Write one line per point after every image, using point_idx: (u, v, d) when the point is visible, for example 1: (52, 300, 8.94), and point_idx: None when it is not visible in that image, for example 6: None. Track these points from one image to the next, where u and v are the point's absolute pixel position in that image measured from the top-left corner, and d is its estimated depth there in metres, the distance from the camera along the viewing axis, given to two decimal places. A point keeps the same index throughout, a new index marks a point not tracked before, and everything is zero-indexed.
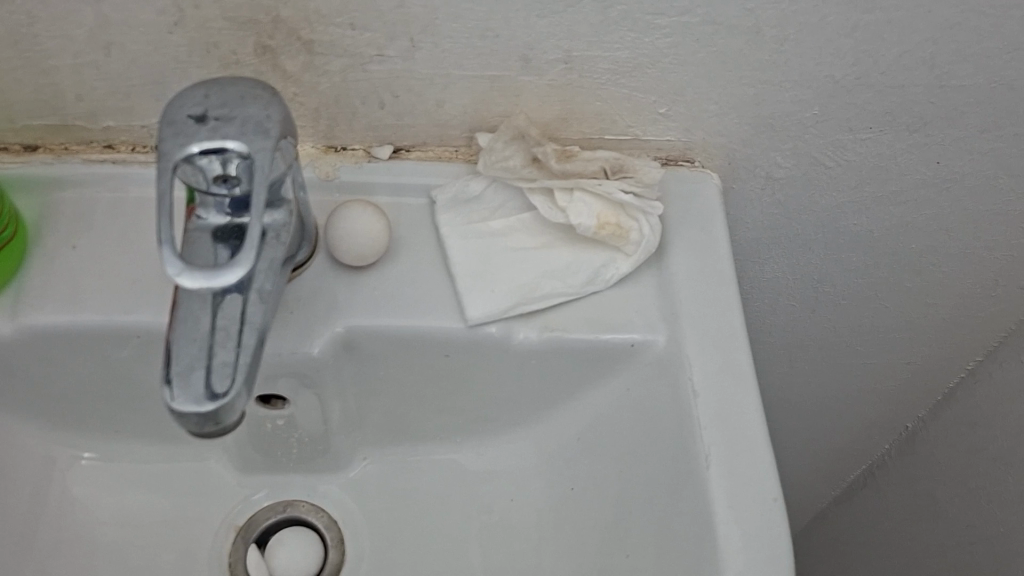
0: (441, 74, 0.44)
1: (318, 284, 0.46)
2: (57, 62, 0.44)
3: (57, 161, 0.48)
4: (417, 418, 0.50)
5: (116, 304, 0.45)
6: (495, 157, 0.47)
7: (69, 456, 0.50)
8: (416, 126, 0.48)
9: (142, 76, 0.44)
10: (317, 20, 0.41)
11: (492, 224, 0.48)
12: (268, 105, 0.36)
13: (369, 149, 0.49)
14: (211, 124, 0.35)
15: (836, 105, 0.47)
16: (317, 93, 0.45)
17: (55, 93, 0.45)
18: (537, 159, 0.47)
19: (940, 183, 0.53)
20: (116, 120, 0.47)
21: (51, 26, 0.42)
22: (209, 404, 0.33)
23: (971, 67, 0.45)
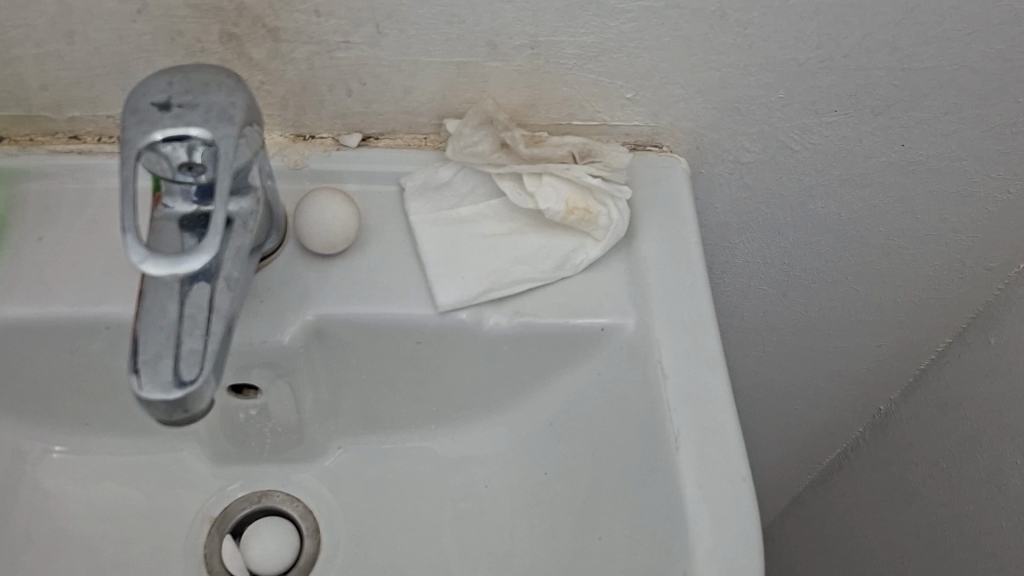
0: (408, 61, 0.44)
1: (288, 273, 0.46)
2: (19, 51, 0.43)
3: (22, 152, 0.48)
4: (390, 405, 0.50)
5: (84, 295, 0.45)
6: (464, 142, 0.48)
7: (40, 450, 0.50)
8: (384, 114, 0.48)
9: (107, 65, 0.44)
10: (281, 7, 0.41)
11: (461, 211, 0.48)
12: (232, 93, 0.36)
13: (338, 137, 0.49)
14: (175, 111, 0.35)
15: (801, 88, 0.47)
16: (284, 81, 0.45)
17: (19, 84, 0.45)
18: (505, 144, 0.47)
19: (906, 165, 0.53)
20: (81, 110, 0.47)
21: (12, 15, 0.41)
22: (177, 391, 0.33)
23: (933, 50, 0.45)
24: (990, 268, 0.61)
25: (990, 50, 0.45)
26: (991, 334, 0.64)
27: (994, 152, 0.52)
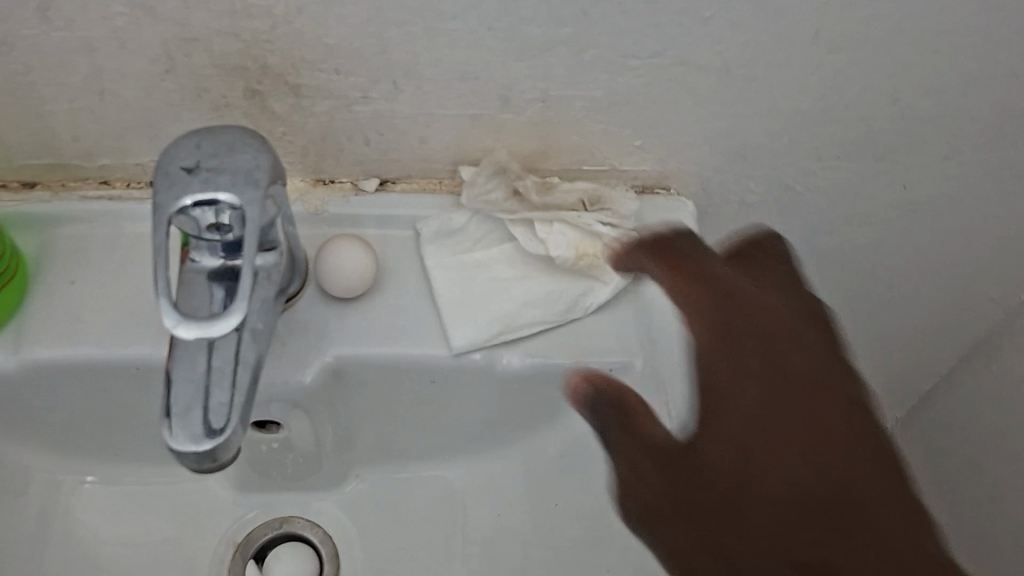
0: (425, 114, 0.46)
1: (309, 315, 0.48)
2: (53, 107, 0.45)
3: (55, 198, 0.50)
4: (406, 438, 0.52)
5: (115, 337, 0.47)
6: (478, 191, 0.50)
7: (73, 480, 0.52)
8: (401, 161, 0.50)
9: (136, 118, 0.46)
10: (303, 67, 0.43)
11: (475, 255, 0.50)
12: (258, 155, 0.38)
13: (357, 182, 0.51)
14: (203, 175, 0.37)
15: (805, 136, 0.49)
16: (305, 132, 0.47)
17: (52, 135, 0.47)
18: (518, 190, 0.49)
19: (909, 205, 0.55)
20: (111, 158, 0.49)
21: (48, 74, 0.43)
22: (207, 443, 0.35)
23: (933, 100, 0.47)
24: (993, 297, 0.62)
25: (987, 101, 0.47)
26: (994, 360, 0.66)
27: (994, 192, 0.53)
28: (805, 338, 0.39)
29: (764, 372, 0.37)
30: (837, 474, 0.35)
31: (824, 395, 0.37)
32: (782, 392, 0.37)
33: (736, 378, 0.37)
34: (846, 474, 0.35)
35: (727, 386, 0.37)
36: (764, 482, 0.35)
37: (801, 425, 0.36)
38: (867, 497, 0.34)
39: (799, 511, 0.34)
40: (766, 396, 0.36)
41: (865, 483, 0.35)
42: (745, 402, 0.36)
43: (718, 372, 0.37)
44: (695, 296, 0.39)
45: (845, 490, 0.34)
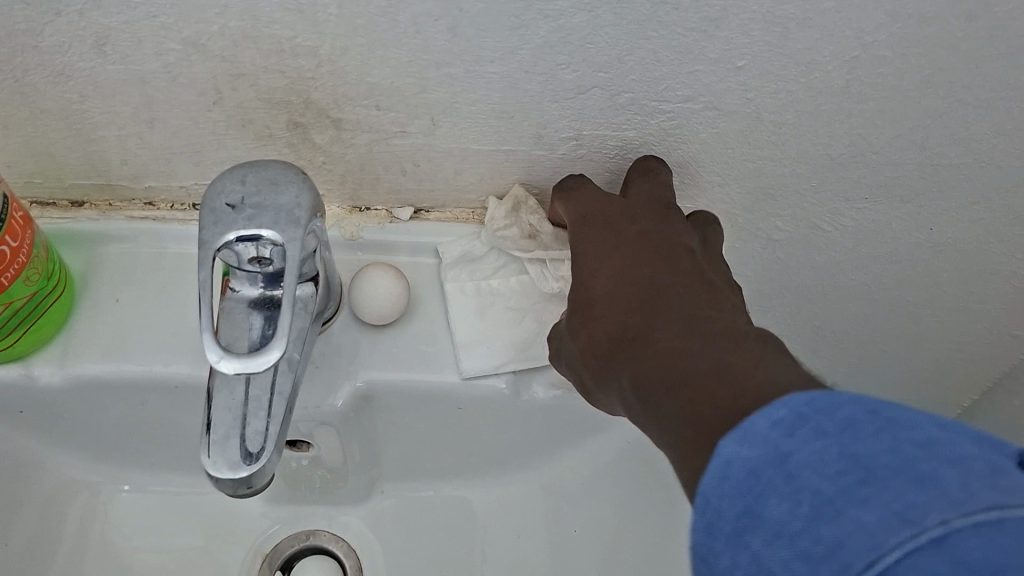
0: (460, 148, 0.47)
1: (343, 339, 0.50)
2: (104, 133, 0.47)
3: (102, 218, 0.52)
4: (432, 458, 0.54)
5: (156, 355, 0.49)
6: (497, 226, 0.51)
7: (109, 488, 0.54)
8: (435, 191, 0.51)
9: (182, 145, 0.48)
10: (344, 102, 0.44)
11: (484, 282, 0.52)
12: (300, 193, 0.40)
13: (391, 210, 0.53)
14: (248, 213, 0.38)
15: (832, 179, 0.49)
16: (343, 162, 0.49)
17: (101, 159, 0.49)
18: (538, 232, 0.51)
19: (934, 246, 0.55)
20: (157, 181, 0.51)
21: (100, 104, 0.45)
22: (244, 470, 0.37)
23: (961, 150, 0.47)
24: (1016, 335, 0.62)
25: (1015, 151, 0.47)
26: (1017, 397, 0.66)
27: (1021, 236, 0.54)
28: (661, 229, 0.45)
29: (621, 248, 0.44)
30: (681, 318, 0.38)
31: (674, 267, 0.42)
32: (629, 271, 0.42)
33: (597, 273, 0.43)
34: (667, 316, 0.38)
35: (585, 263, 0.45)
36: (603, 330, 0.41)
37: (654, 283, 0.40)
38: (657, 327, 0.38)
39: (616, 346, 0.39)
40: (604, 269, 0.43)
41: (664, 323, 0.38)
42: (603, 279, 0.43)
43: (581, 266, 0.45)
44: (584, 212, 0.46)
45: (680, 326, 0.37)
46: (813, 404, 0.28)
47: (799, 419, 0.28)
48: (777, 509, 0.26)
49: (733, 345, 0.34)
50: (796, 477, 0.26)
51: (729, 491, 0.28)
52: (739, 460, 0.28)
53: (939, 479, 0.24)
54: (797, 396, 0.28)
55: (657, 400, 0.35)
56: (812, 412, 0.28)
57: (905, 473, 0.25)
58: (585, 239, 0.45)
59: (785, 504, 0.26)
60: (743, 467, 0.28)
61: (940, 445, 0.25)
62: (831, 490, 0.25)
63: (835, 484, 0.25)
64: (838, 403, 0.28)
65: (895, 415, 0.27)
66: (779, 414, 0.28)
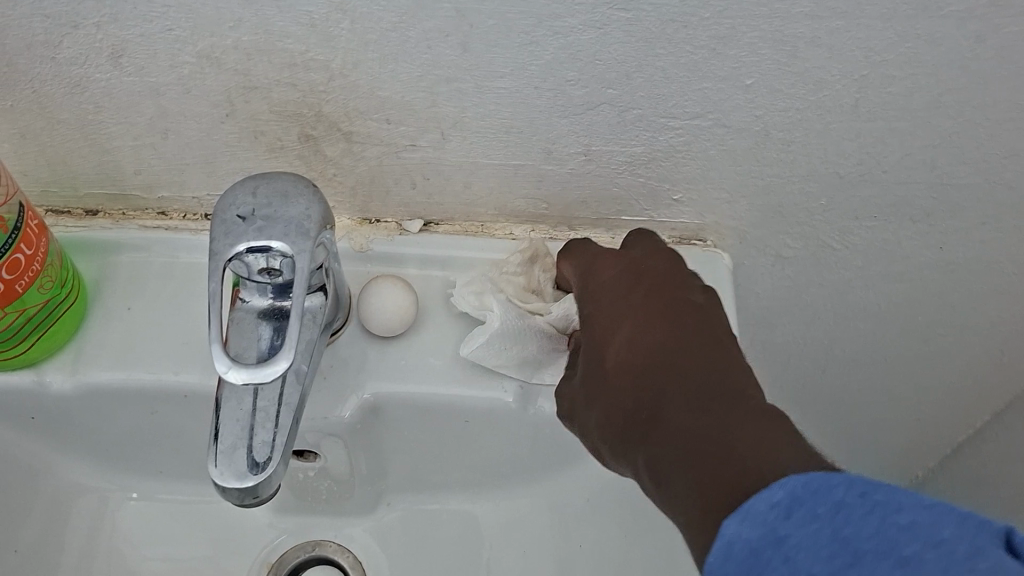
0: (469, 162, 0.48)
1: (351, 350, 0.50)
2: (119, 143, 0.47)
3: (115, 227, 0.53)
4: (438, 471, 0.54)
5: (165, 364, 0.49)
6: (507, 268, 0.51)
7: (118, 495, 0.55)
8: (444, 205, 0.51)
9: (195, 157, 0.48)
10: (355, 116, 0.45)
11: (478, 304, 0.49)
12: (309, 205, 0.40)
13: (401, 222, 0.53)
14: (257, 224, 0.39)
15: (842, 197, 0.49)
16: (353, 174, 0.49)
17: (116, 169, 0.49)
18: (541, 292, 0.51)
19: (944, 265, 0.55)
20: (170, 191, 0.51)
21: (115, 114, 0.45)
22: (250, 480, 0.37)
23: (971, 170, 0.47)
24: None
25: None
26: None
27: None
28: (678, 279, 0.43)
29: (632, 303, 0.42)
30: (692, 387, 0.37)
31: (688, 324, 0.40)
32: (639, 333, 0.40)
33: (608, 335, 0.42)
34: (679, 388, 0.37)
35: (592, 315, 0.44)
36: (613, 395, 0.40)
37: (665, 341, 0.39)
38: (670, 401, 0.37)
39: (628, 414, 0.39)
40: (613, 327, 0.42)
41: (675, 393, 0.37)
42: (616, 345, 0.41)
43: (594, 330, 0.43)
44: (595, 259, 0.46)
45: (692, 398, 0.37)
46: (808, 485, 0.30)
47: (795, 502, 0.30)
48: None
49: (747, 426, 0.34)
50: (793, 561, 0.28)
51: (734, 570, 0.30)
52: (742, 540, 0.30)
53: (919, 563, 0.26)
54: (796, 477, 0.30)
55: (672, 484, 0.35)
56: (807, 495, 0.30)
57: (888, 556, 0.27)
58: (600, 292, 0.44)
59: None
60: (745, 548, 0.30)
61: (925, 528, 0.27)
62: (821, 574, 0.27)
63: (825, 567, 0.27)
64: (831, 484, 0.30)
65: (883, 495, 0.29)
66: (778, 497, 0.30)
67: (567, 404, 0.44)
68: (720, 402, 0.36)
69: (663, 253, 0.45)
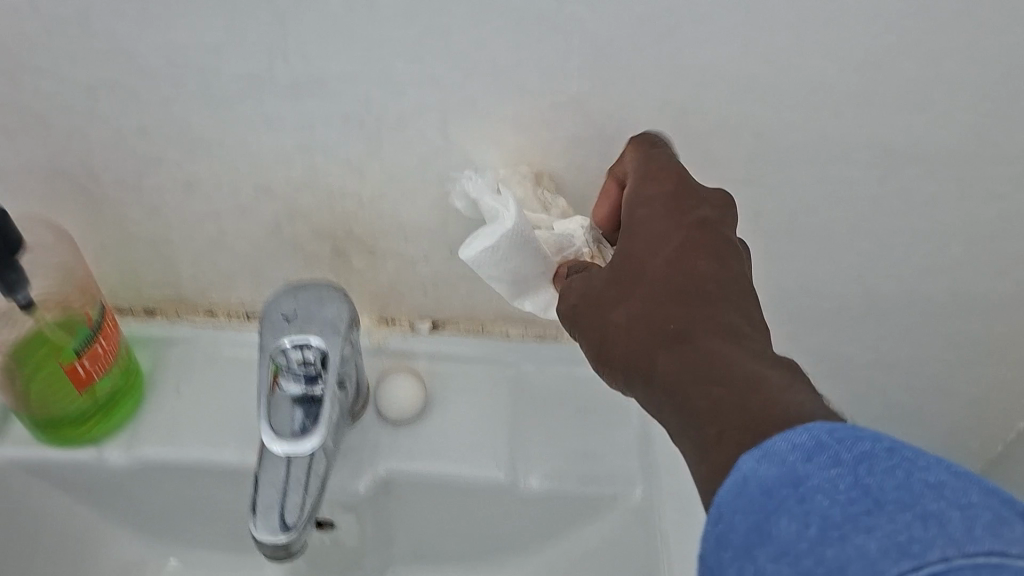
0: (472, 274, 0.58)
1: (367, 432, 0.58)
2: (182, 254, 0.58)
3: (171, 324, 0.62)
4: (440, 542, 0.61)
5: (206, 441, 0.57)
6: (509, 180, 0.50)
7: (155, 562, 0.62)
8: (451, 309, 0.61)
9: (244, 266, 0.59)
10: (378, 235, 0.55)
11: (486, 207, 0.48)
12: (340, 307, 0.49)
13: (413, 323, 0.63)
14: (298, 322, 0.48)
15: (781, 305, 0.59)
16: (375, 283, 0.59)
17: (177, 275, 0.60)
18: (548, 209, 0.50)
19: (877, 365, 0.64)
20: (219, 295, 0.61)
21: (183, 231, 0.56)
22: (281, 535, 0.45)
23: (886, 284, 0.57)
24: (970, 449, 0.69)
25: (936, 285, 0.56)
26: None
27: (952, 359, 0.62)
28: (729, 212, 0.42)
29: (685, 217, 0.40)
30: (729, 319, 0.37)
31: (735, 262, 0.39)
32: (692, 244, 0.39)
33: (650, 253, 0.40)
34: (718, 316, 0.37)
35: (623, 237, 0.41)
36: (653, 296, 0.38)
37: (708, 275, 0.38)
38: (703, 321, 0.37)
39: (661, 313, 0.38)
40: (660, 241, 0.40)
41: (705, 319, 0.37)
42: (650, 257, 0.40)
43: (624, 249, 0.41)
44: (650, 175, 0.42)
45: (717, 317, 0.37)
46: (834, 433, 0.30)
47: (818, 447, 0.30)
48: (786, 529, 0.29)
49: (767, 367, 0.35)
50: (808, 501, 0.29)
51: (742, 505, 0.30)
52: (757, 477, 0.30)
53: (944, 520, 0.27)
54: (820, 424, 0.31)
55: (691, 400, 0.35)
56: (832, 441, 0.30)
57: (911, 514, 0.27)
58: (649, 210, 0.41)
59: (795, 525, 0.28)
60: (758, 485, 0.30)
61: (950, 489, 0.28)
62: (840, 516, 0.28)
63: (844, 510, 0.28)
64: (856, 436, 0.30)
65: (906, 451, 0.30)
66: (800, 439, 0.30)
67: (572, 312, 0.42)
68: (739, 326, 0.37)
69: (715, 192, 0.42)
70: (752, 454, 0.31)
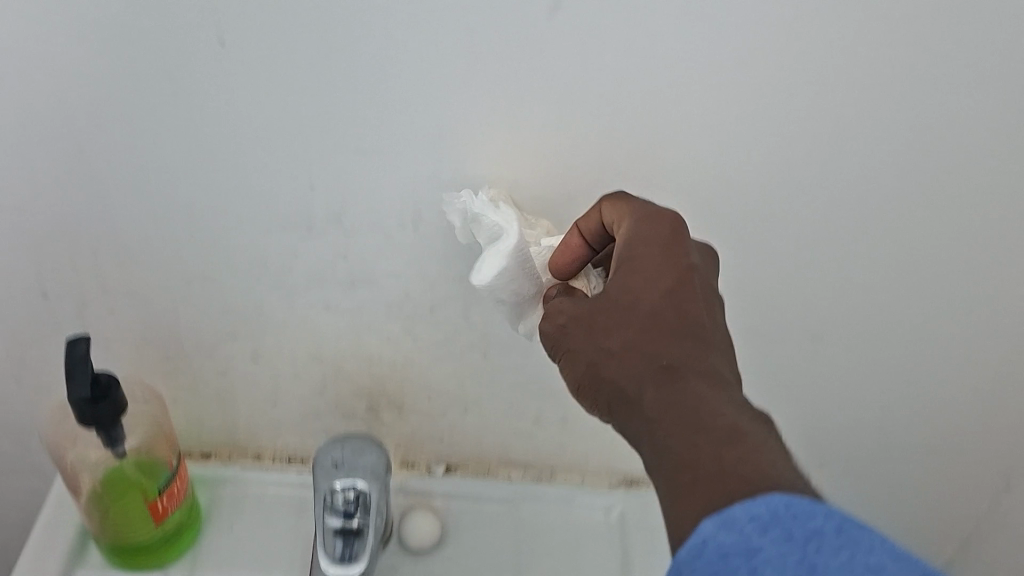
0: (483, 422, 0.72)
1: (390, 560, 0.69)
2: (241, 407, 0.71)
3: (224, 466, 0.74)
4: None
5: (256, 565, 0.68)
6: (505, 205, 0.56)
7: None
8: (463, 453, 0.74)
9: (292, 417, 0.71)
10: (408, 390, 0.70)
11: (475, 209, 0.55)
12: (377, 454, 0.61)
13: (429, 466, 0.75)
14: (342, 466, 0.60)
15: None
16: (402, 430, 0.73)
17: (234, 424, 0.72)
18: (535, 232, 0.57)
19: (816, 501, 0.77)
20: (267, 441, 0.74)
21: (246, 388, 0.69)
22: None
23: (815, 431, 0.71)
24: None
25: (864, 382, 0.71)
26: None
27: (888, 451, 0.78)
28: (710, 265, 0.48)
29: (680, 265, 0.45)
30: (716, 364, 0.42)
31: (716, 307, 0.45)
32: (684, 294, 0.44)
33: (650, 282, 0.44)
34: (706, 359, 0.42)
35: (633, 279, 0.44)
36: (649, 330, 0.43)
37: (704, 323, 0.43)
38: (694, 360, 0.41)
39: (657, 345, 0.42)
40: (652, 286, 0.44)
41: (696, 362, 0.41)
42: (651, 295, 0.44)
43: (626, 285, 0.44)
44: (648, 235, 0.46)
45: (708, 362, 0.41)
46: (791, 508, 0.34)
47: (773, 519, 0.34)
48: None
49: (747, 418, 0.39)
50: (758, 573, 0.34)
51: (703, 565, 0.35)
52: (715, 541, 0.35)
53: None
54: (779, 496, 0.35)
55: (672, 437, 0.39)
56: (787, 515, 0.34)
57: None
58: (649, 253, 0.46)
59: None
60: (715, 550, 0.34)
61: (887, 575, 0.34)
62: None
63: None
64: (809, 513, 0.34)
65: (852, 531, 0.34)
66: (758, 511, 0.35)
67: (553, 341, 0.46)
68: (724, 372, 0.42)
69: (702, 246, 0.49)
70: (714, 520, 0.35)
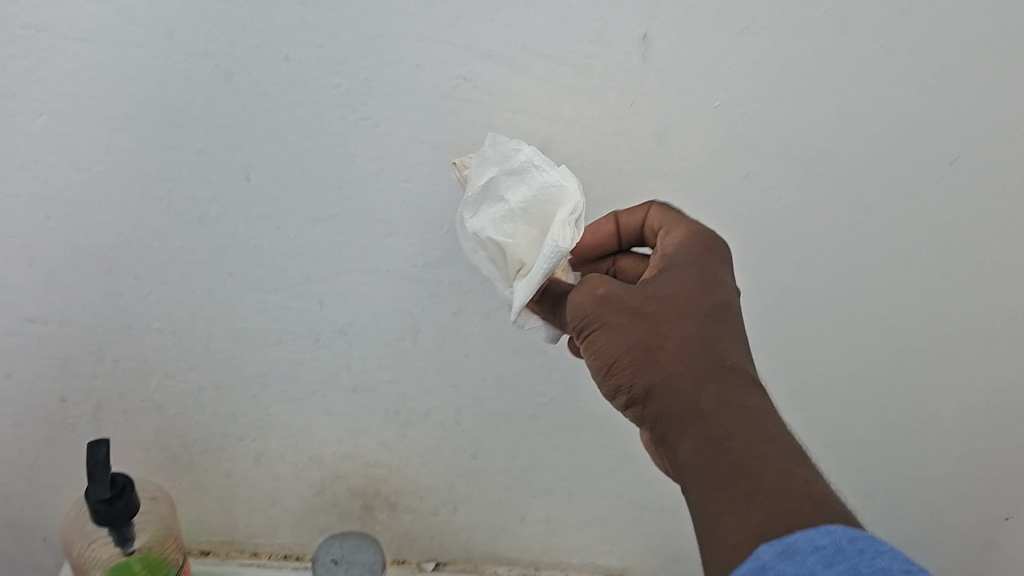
0: (471, 521, 0.77)
1: None
2: (242, 507, 0.75)
3: (222, 562, 0.78)
4: None
5: None
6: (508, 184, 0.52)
7: None
8: (452, 549, 0.79)
9: (290, 517, 0.76)
10: (401, 491, 0.74)
11: (519, 159, 0.49)
12: (375, 552, 0.65)
13: (420, 562, 0.80)
14: (340, 565, 0.64)
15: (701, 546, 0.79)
16: (395, 529, 0.77)
17: (234, 523, 0.76)
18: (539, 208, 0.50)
19: None
20: (265, 539, 0.78)
21: (248, 489, 0.74)
22: None
23: None
24: None
25: (857, 435, 0.73)
26: None
27: None
28: None
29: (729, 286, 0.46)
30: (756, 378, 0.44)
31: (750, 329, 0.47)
32: (732, 307, 0.46)
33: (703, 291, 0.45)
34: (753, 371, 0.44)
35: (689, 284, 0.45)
36: (702, 334, 0.44)
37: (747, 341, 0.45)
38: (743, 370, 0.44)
39: (713, 347, 0.43)
40: (708, 293, 0.45)
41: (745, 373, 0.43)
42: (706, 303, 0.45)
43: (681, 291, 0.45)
44: (704, 248, 0.48)
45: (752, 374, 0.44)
46: (854, 542, 0.36)
47: (837, 552, 0.35)
48: None
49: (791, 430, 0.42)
50: None
51: None
52: (776, 568, 0.35)
53: None
54: (841, 530, 0.36)
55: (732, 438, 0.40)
56: (851, 548, 0.35)
57: None
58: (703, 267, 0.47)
59: None
60: None
61: None
62: None
63: None
64: (878, 551, 0.35)
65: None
66: (823, 542, 0.35)
67: (592, 315, 0.45)
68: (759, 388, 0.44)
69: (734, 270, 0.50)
70: (774, 546, 0.36)
